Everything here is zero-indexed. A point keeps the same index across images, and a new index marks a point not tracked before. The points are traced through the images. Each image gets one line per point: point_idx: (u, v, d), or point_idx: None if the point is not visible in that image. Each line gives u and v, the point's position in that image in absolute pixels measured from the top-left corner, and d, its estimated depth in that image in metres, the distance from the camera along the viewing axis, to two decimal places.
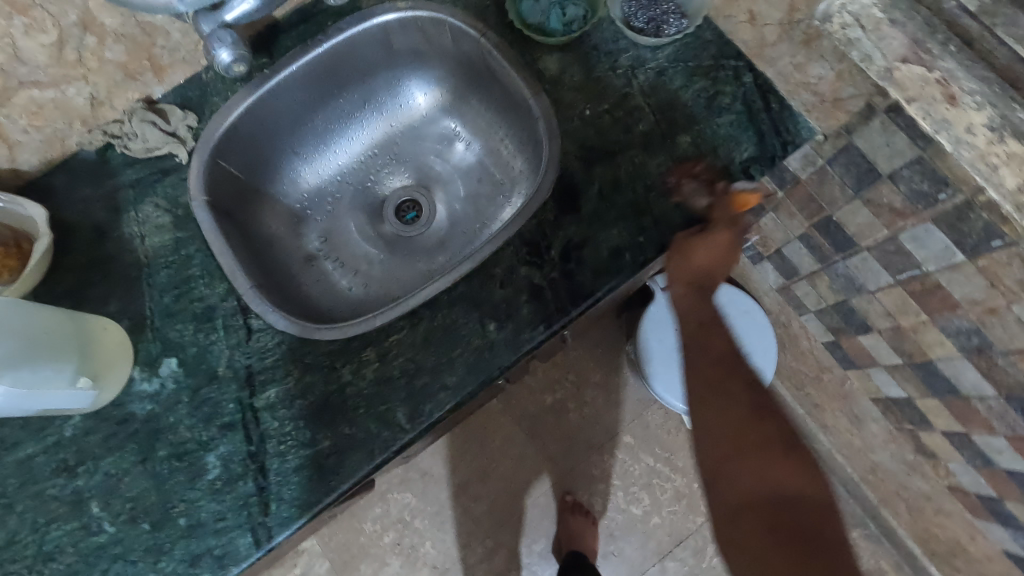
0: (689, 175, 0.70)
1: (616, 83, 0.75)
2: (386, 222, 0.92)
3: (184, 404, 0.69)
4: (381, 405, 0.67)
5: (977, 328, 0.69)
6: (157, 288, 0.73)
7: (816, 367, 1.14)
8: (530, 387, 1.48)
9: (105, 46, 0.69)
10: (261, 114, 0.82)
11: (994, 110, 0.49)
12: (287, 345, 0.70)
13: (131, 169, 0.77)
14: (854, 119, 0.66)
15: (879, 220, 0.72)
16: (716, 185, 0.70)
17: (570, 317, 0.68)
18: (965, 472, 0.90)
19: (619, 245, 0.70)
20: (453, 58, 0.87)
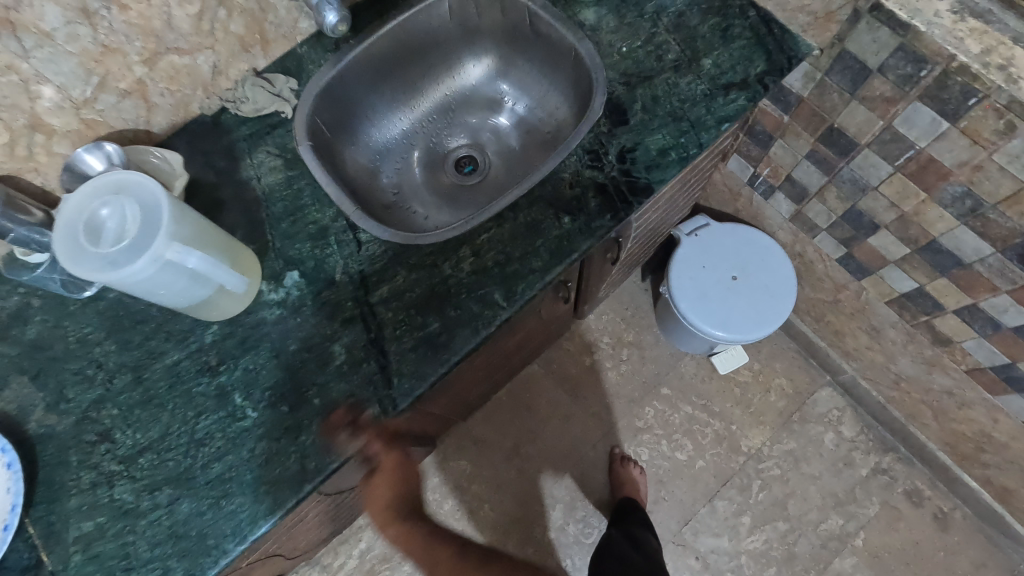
0: (337, 427, 0.75)
1: (644, 24, 0.91)
2: (449, 173, 1.07)
3: (309, 306, 0.81)
4: (481, 289, 0.79)
5: (969, 190, 0.82)
6: (275, 217, 0.86)
7: (833, 289, 1.26)
8: (569, 351, 1.59)
9: (231, 19, 0.85)
10: (347, 80, 0.97)
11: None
12: (393, 251, 0.82)
13: (244, 127, 0.91)
14: (843, 28, 0.82)
15: (875, 113, 0.87)
16: (361, 421, 0.75)
17: (632, 206, 0.82)
18: (979, 347, 1.02)
19: (665, 146, 0.84)
20: (502, 28, 1.02)
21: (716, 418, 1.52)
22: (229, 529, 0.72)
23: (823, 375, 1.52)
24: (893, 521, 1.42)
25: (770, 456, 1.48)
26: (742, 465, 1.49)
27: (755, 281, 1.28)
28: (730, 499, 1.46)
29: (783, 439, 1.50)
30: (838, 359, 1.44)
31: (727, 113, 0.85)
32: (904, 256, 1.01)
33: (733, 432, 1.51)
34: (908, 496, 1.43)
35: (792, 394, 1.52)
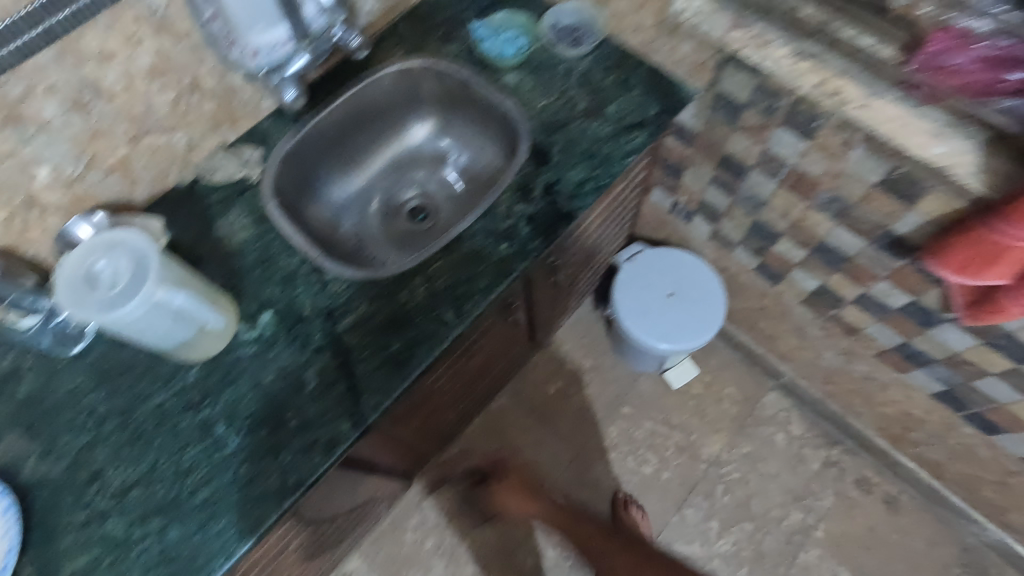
0: None
1: (557, 83, 1.09)
2: (404, 220, 1.21)
3: (282, 341, 0.91)
4: (435, 310, 0.91)
5: (835, 194, 0.99)
6: (248, 267, 0.97)
7: (758, 296, 1.41)
8: (533, 380, 1.69)
9: (204, 102, 0.99)
10: (306, 146, 1.10)
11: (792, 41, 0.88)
12: (354, 285, 0.94)
13: (217, 192, 1.04)
14: (715, 74, 1.01)
15: (753, 140, 1.04)
16: None
17: (558, 230, 0.96)
18: (879, 331, 1.17)
19: (582, 179, 0.99)
20: (440, 94, 1.19)
21: (676, 430, 1.62)
22: (217, 547, 0.78)
23: (768, 379, 1.65)
24: (847, 509, 1.51)
25: (730, 461, 1.58)
26: (705, 472, 1.57)
27: (690, 294, 1.42)
28: (697, 506, 1.54)
29: (739, 443, 1.60)
30: (777, 362, 1.57)
31: (631, 148, 1.02)
32: (804, 257, 1.17)
33: (693, 442, 1.61)
34: (858, 485, 1.53)
35: (742, 400, 1.64)
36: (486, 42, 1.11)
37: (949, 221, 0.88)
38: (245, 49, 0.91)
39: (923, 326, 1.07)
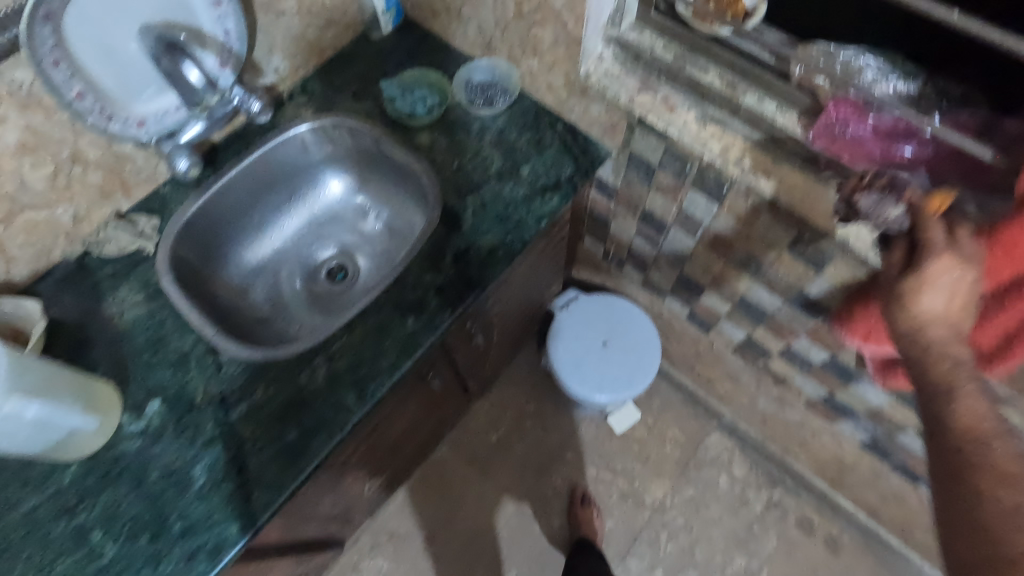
0: None
1: (470, 143, 1.05)
2: (322, 283, 1.15)
3: (169, 434, 0.85)
4: (334, 395, 0.86)
5: (749, 255, 0.99)
6: (137, 350, 0.91)
7: (692, 342, 1.40)
8: (474, 429, 1.65)
9: (88, 173, 0.92)
10: (210, 211, 1.05)
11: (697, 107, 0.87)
12: (250, 368, 0.89)
13: (107, 266, 0.97)
14: (627, 136, 0.99)
15: (669, 199, 1.03)
16: None
17: (468, 301, 0.92)
18: (805, 382, 1.16)
19: (494, 245, 0.96)
20: (356, 152, 1.15)
21: (619, 476, 1.59)
22: None
23: (710, 420, 1.64)
24: (789, 550, 1.51)
25: (673, 506, 1.56)
26: (648, 519, 1.55)
27: (623, 343, 1.41)
28: (640, 555, 1.51)
29: (683, 487, 1.58)
30: (717, 403, 1.56)
31: (545, 211, 0.99)
32: (729, 311, 1.16)
33: (637, 487, 1.58)
34: (801, 526, 1.52)
35: (685, 442, 1.62)
36: (397, 100, 1.06)
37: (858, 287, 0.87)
38: (129, 120, 0.87)
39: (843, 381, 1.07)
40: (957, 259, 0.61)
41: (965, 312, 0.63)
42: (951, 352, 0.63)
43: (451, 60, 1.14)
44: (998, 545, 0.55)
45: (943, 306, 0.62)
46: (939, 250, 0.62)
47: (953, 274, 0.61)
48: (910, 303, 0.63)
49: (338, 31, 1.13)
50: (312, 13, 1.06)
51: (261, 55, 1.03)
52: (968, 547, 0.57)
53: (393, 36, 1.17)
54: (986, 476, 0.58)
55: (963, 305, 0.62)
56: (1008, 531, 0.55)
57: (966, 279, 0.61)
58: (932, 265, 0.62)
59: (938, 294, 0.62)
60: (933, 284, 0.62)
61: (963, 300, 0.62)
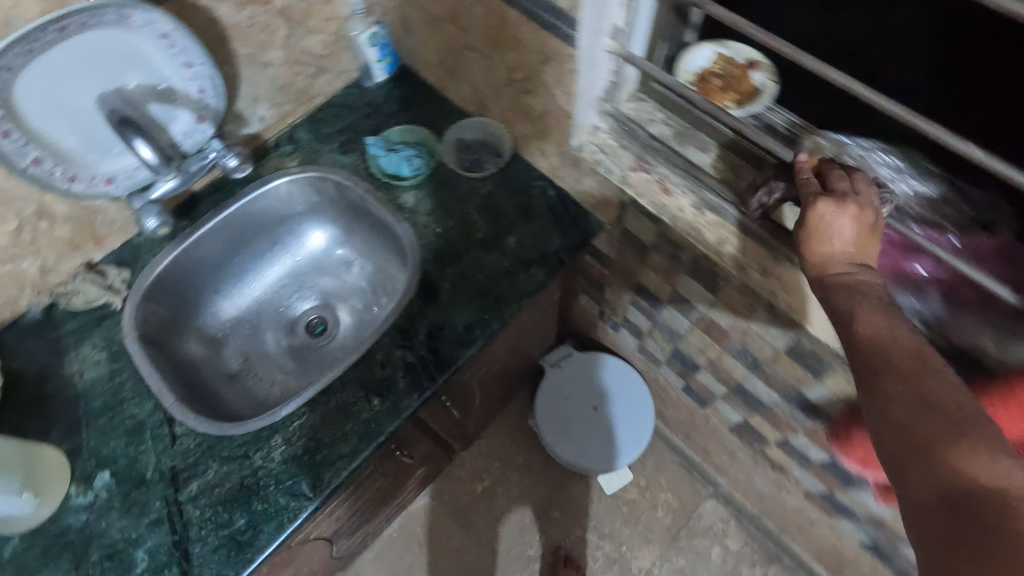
0: None
1: (456, 206, 1.00)
2: (299, 338, 1.09)
3: (116, 509, 0.81)
4: (288, 480, 0.81)
5: (746, 347, 0.92)
6: (93, 414, 0.87)
7: (688, 412, 1.32)
8: (459, 478, 1.59)
9: (56, 227, 0.90)
10: (184, 263, 1.01)
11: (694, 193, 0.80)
12: (205, 443, 0.85)
13: (73, 319, 0.95)
14: (620, 212, 0.93)
15: (663, 279, 0.96)
16: None
17: (437, 384, 0.87)
18: (804, 475, 1.09)
19: (470, 323, 0.91)
20: (341, 203, 1.09)
21: (606, 539, 1.52)
22: None
23: (705, 486, 1.56)
24: None
25: None
26: None
27: (614, 409, 1.35)
28: None
29: (672, 557, 1.50)
30: (714, 472, 1.48)
31: (528, 287, 0.93)
32: (725, 393, 1.09)
33: (625, 553, 1.51)
34: None
35: (678, 508, 1.54)
36: (382, 158, 1.02)
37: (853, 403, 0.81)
38: (95, 178, 0.84)
39: (843, 482, 1.00)
40: (834, 204, 0.57)
41: (863, 241, 0.58)
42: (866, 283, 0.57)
43: (444, 113, 1.09)
44: (964, 471, 0.44)
45: (844, 240, 0.58)
46: (816, 195, 0.59)
47: (843, 219, 0.57)
48: (814, 252, 0.60)
49: (330, 79, 1.09)
50: (301, 62, 1.02)
51: (245, 105, 1.00)
52: (924, 483, 0.45)
53: (387, 84, 1.12)
54: (896, 378, 0.50)
55: (865, 238, 0.58)
56: (949, 459, 0.44)
57: (853, 213, 0.57)
58: (818, 206, 0.58)
59: (837, 239, 0.58)
60: (825, 229, 0.58)
61: (859, 232, 0.58)
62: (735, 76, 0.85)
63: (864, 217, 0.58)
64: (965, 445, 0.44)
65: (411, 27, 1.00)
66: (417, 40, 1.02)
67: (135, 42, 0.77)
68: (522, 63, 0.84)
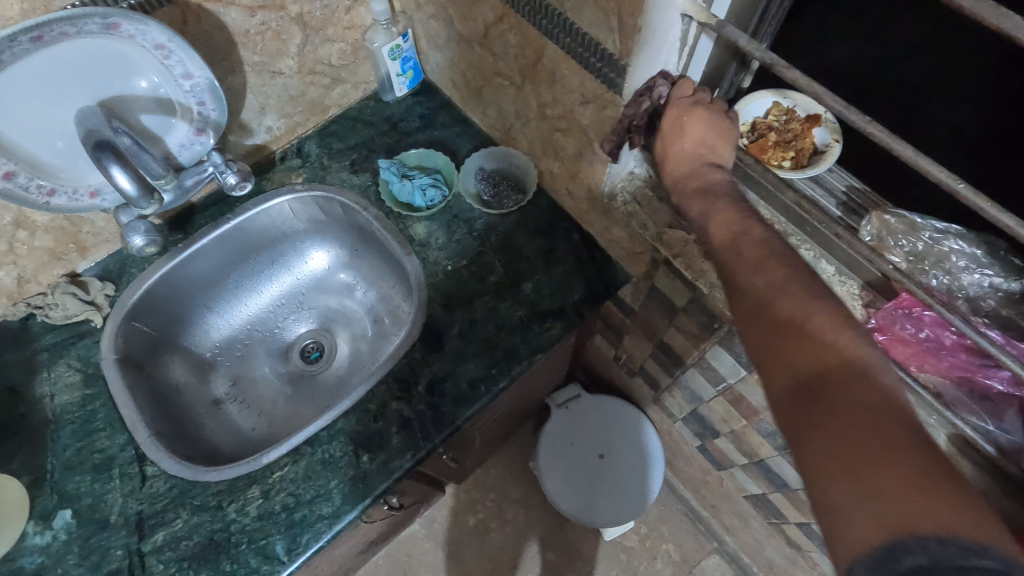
0: None
1: (471, 242, 0.92)
2: (292, 364, 1.02)
3: (73, 555, 0.74)
4: (263, 539, 0.74)
5: (776, 429, 0.83)
6: (60, 443, 0.81)
7: (701, 470, 1.23)
8: (451, 508, 1.51)
9: (35, 236, 0.83)
10: (174, 279, 0.94)
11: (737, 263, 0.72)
12: (177, 488, 0.78)
13: (50, 334, 0.88)
14: (649, 268, 0.84)
15: (691, 343, 0.88)
16: None
17: (434, 444, 0.79)
18: (825, 561, 1.01)
19: (476, 377, 0.82)
20: (347, 225, 1.01)
21: None
22: None
23: (709, 541, 1.47)
24: None
25: None
26: None
27: (622, 459, 1.28)
28: None
29: None
30: (721, 530, 1.40)
31: (541, 343, 0.84)
32: (745, 464, 1.00)
33: None
34: None
35: (678, 562, 1.45)
36: (395, 185, 0.94)
37: None
38: (78, 191, 0.76)
39: None
40: (686, 110, 0.62)
41: (712, 140, 0.61)
42: (707, 177, 0.61)
43: (466, 137, 1.01)
44: (811, 364, 0.45)
45: (689, 139, 0.62)
46: (682, 99, 0.63)
47: (693, 122, 0.62)
48: (666, 150, 0.64)
49: (346, 90, 1.01)
50: (315, 72, 0.95)
51: (251, 115, 0.93)
52: (784, 378, 0.47)
53: (407, 99, 1.05)
54: (758, 286, 0.51)
55: (716, 134, 0.61)
56: (800, 354, 0.46)
57: (701, 117, 0.61)
58: (677, 109, 0.62)
59: (683, 135, 0.62)
60: (679, 128, 0.62)
61: (706, 127, 0.61)
62: (794, 133, 0.75)
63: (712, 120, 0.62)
64: (816, 338, 0.46)
65: (437, 43, 0.92)
66: (443, 57, 0.94)
67: (126, 52, 0.70)
68: (556, 99, 0.75)
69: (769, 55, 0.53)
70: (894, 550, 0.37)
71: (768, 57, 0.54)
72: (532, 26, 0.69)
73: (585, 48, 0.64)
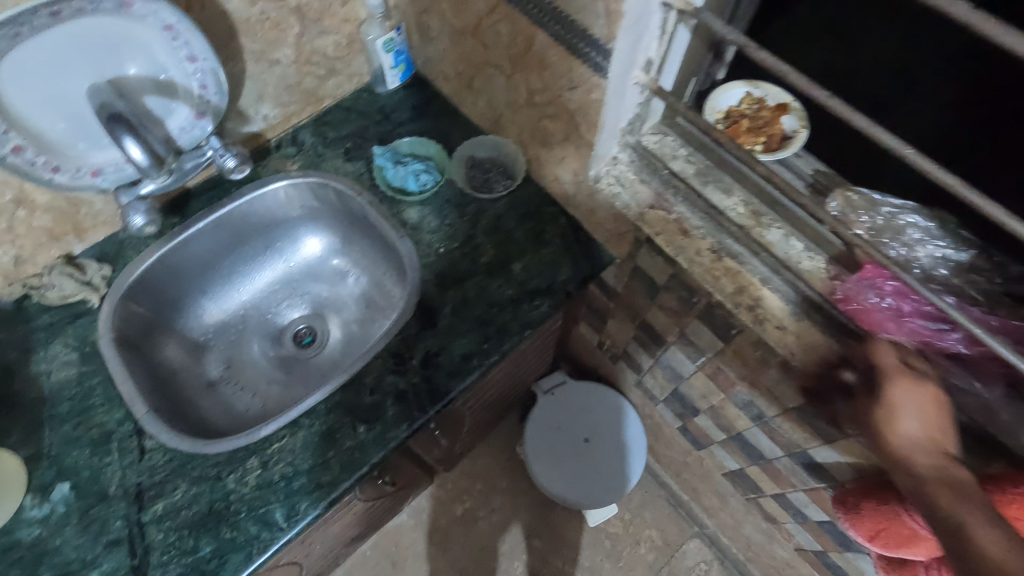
0: None
1: (463, 226, 0.96)
2: (286, 348, 1.04)
3: (72, 526, 0.75)
4: (262, 507, 0.76)
5: (752, 399, 0.89)
6: (57, 419, 0.82)
7: (681, 452, 1.28)
8: (439, 498, 1.53)
9: (34, 216, 0.85)
10: (171, 264, 0.96)
11: (714, 238, 0.78)
12: (176, 460, 0.79)
13: (46, 314, 0.90)
14: (632, 247, 0.90)
15: (672, 320, 0.93)
16: None
17: (428, 416, 0.82)
18: (798, 531, 1.06)
19: (468, 351, 0.86)
20: (340, 211, 1.04)
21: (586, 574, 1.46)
22: None
23: (691, 525, 1.51)
24: None
25: None
26: None
27: (607, 443, 1.33)
28: None
29: None
30: (701, 512, 1.45)
31: (530, 319, 0.88)
32: (724, 439, 1.05)
33: None
34: None
35: (661, 546, 1.49)
36: (389, 170, 0.98)
37: (855, 468, 0.80)
38: (81, 169, 0.79)
39: (841, 543, 0.97)
40: (909, 385, 0.64)
41: (941, 427, 0.63)
42: (949, 470, 0.59)
43: (456, 127, 1.05)
44: None
45: (921, 419, 0.63)
46: (896, 372, 0.66)
47: (917, 398, 0.64)
48: (892, 423, 0.65)
49: (340, 81, 1.05)
50: (311, 62, 0.98)
51: (249, 102, 0.96)
52: None
53: (399, 92, 1.08)
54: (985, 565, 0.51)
55: (941, 421, 0.63)
56: None
57: (931, 395, 0.63)
58: (895, 381, 0.65)
59: (912, 416, 0.64)
60: (903, 407, 0.64)
61: (931, 416, 0.63)
62: (765, 120, 0.81)
63: (941, 409, 0.63)
64: None
65: (429, 36, 0.97)
66: (435, 50, 0.99)
67: (136, 32, 0.73)
68: (544, 86, 0.80)
69: (739, 37, 0.60)
70: None
71: (740, 39, 0.59)
72: (523, 16, 0.74)
73: (572, 34, 0.69)
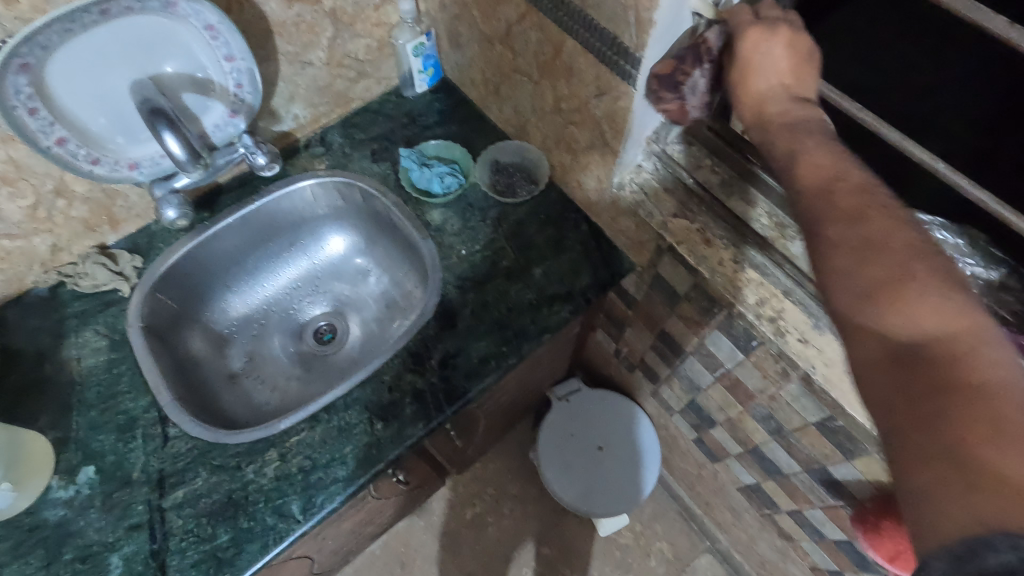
0: None
1: (485, 230, 0.97)
2: (306, 344, 1.05)
3: (95, 509, 0.77)
4: (279, 498, 0.77)
5: (771, 413, 0.88)
6: (86, 404, 0.84)
7: (696, 465, 1.27)
8: (450, 501, 1.53)
9: (72, 207, 0.88)
10: (199, 257, 0.98)
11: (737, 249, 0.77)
12: (197, 449, 0.81)
13: (78, 302, 0.92)
14: (653, 256, 0.90)
15: (692, 329, 0.93)
16: None
17: (445, 416, 0.83)
18: (814, 549, 1.05)
19: (486, 354, 0.87)
20: (365, 212, 1.06)
21: None
22: None
23: (703, 540, 1.49)
24: None
25: None
26: None
27: (621, 453, 1.32)
28: None
29: None
30: (714, 527, 1.43)
31: (549, 324, 0.89)
32: (740, 453, 1.04)
33: None
34: None
35: (672, 561, 1.47)
36: (414, 172, 0.99)
37: (875, 488, 0.79)
38: (119, 162, 0.81)
39: (858, 563, 0.95)
40: (765, 36, 0.56)
41: (793, 71, 0.56)
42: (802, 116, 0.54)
43: (481, 132, 1.06)
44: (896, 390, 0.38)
45: (778, 67, 0.56)
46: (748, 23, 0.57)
47: (774, 48, 0.56)
48: (747, 89, 0.58)
49: (369, 84, 1.07)
50: (342, 65, 1.00)
51: (281, 102, 0.98)
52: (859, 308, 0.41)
53: (427, 96, 1.10)
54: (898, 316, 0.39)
55: (800, 66, 0.57)
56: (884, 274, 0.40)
57: (784, 39, 0.56)
58: (753, 41, 0.56)
59: (765, 69, 0.57)
60: (760, 57, 0.56)
61: (788, 59, 0.56)
62: None
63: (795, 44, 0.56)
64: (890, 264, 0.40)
65: (458, 42, 0.98)
66: (464, 56, 1.00)
67: (178, 32, 0.75)
68: (571, 93, 0.81)
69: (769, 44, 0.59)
70: (975, 544, 0.30)
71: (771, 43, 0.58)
72: (553, 23, 0.75)
73: (602, 43, 0.70)
